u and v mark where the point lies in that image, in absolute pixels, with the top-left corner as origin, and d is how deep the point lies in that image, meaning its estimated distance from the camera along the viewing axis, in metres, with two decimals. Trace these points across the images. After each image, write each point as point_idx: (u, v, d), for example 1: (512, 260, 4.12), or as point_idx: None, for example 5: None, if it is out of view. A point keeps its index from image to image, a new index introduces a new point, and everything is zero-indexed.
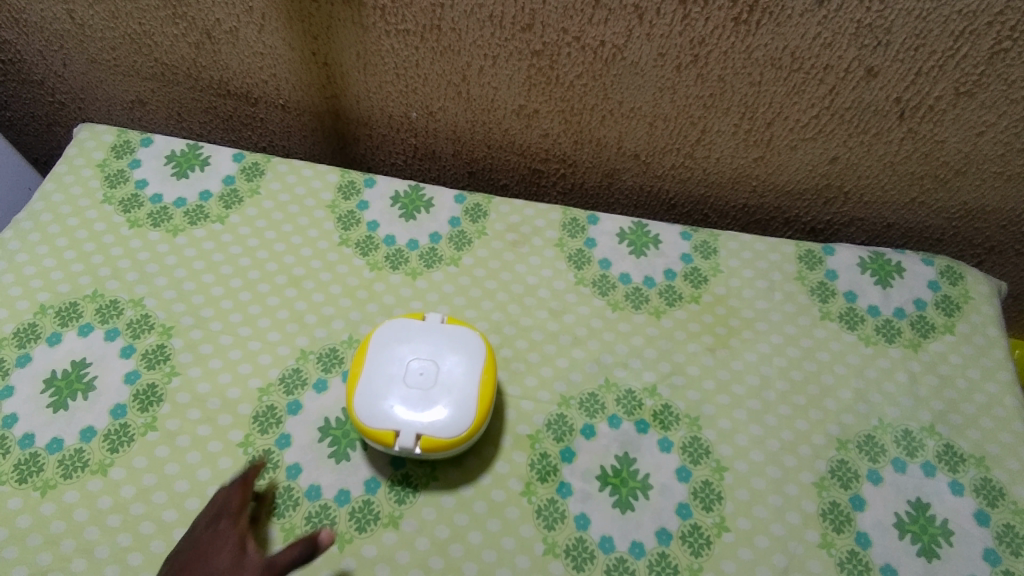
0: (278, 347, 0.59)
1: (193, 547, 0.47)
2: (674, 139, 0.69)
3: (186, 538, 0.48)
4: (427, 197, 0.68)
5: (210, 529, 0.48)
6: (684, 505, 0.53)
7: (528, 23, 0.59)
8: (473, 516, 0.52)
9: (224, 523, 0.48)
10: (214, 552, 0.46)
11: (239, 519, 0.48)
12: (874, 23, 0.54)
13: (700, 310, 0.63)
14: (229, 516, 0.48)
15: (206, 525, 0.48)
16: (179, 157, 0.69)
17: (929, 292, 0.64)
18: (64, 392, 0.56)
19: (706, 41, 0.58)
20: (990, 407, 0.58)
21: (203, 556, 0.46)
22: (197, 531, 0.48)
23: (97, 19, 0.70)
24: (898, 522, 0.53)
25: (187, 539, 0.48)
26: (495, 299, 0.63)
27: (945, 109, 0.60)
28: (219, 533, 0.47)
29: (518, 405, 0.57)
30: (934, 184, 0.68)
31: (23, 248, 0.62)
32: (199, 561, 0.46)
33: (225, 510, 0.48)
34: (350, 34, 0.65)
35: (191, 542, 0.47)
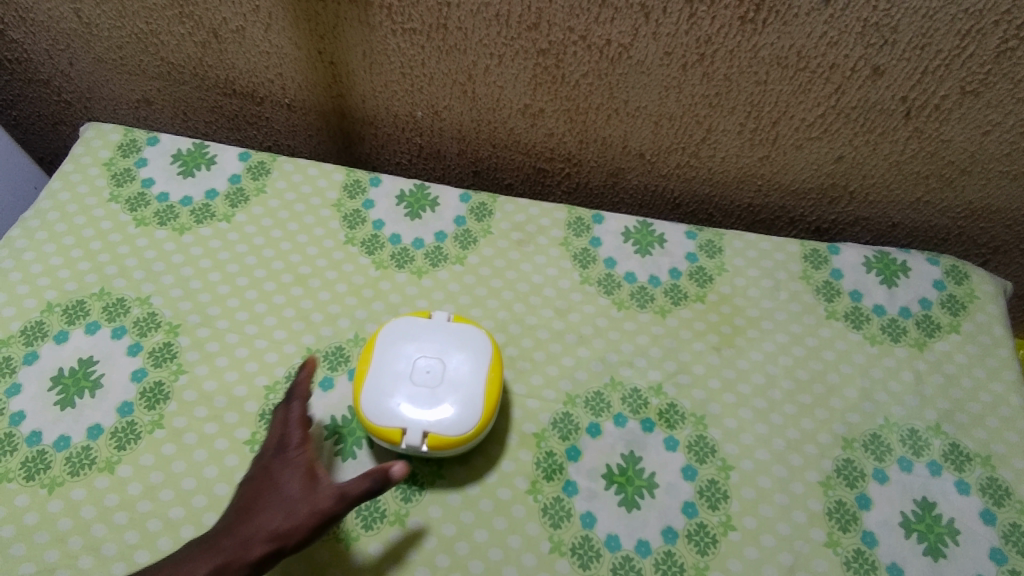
0: (284, 345, 0.59)
1: (264, 473, 0.49)
2: (680, 138, 0.69)
3: (255, 464, 0.50)
4: (432, 196, 0.68)
5: (278, 454, 0.50)
6: (690, 504, 0.53)
7: (534, 21, 0.59)
8: (479, 514, 0.52)
9: (291, 448, 0.50)
10: (286, 476, 0.48)
11: (305, 445, 0.50)
12: (880, 22, 0.54)
13: (705, 309, 0.63)
14: (294, 441, 0.50)
15: (273, 450, 0.50)
16: (185, 156, 0.69)
17: (935, 291, 0.64)
18: (71, 390, 0.56)
19: (712, 40, 0.58)
20: (995, 407, 0.58)
21: (275, 480, 0.48)
22: (267, 457, 0.50)
23: (104, 19, 0.70)
24: (904, 521, 0.53)
25: (258, 464, 0.50)
26: (500, 297, 0.63)
27: (951, 108, 0.60)
28: (287, 457, 0.49)
29: (524, 403, 0.57)
30: (939, 183, 0.68)
31: (31, 246, 0.63)
32: (272, 486, 0.48)
33: (289, 436, 0.50)
34: (357, 33, 0.65)
35: (262, 467, 0.49)
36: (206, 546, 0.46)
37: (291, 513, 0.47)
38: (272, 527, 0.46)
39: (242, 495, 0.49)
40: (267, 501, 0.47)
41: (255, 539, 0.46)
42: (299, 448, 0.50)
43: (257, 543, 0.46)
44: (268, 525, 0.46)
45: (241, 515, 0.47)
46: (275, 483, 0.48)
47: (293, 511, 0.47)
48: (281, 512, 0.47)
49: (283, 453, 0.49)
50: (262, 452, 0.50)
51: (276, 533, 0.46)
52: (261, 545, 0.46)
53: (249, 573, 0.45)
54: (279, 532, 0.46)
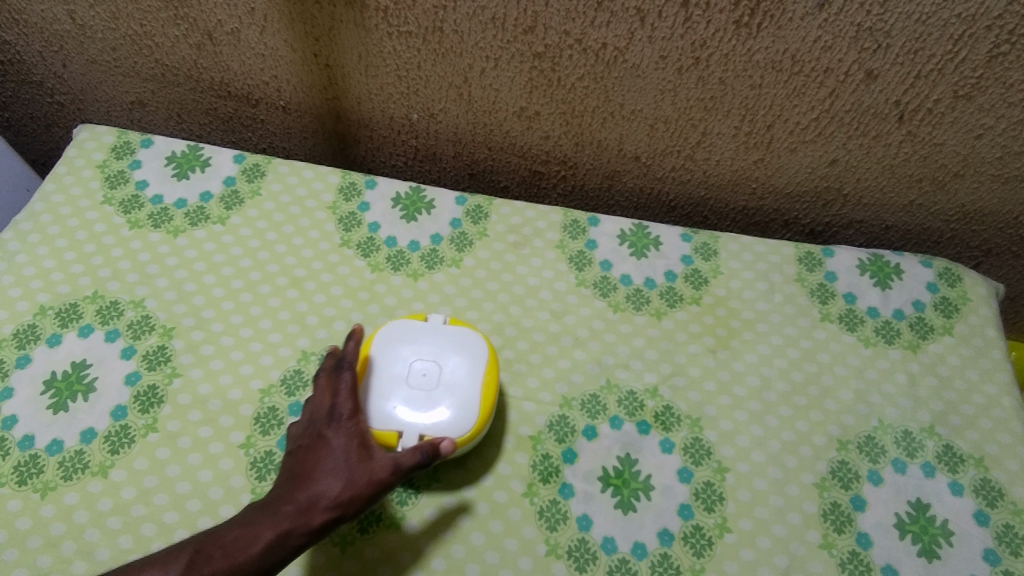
0: (279, 348, 0.59)
1: (318, 442, 0.49)
2: (675, 141, 0.69)
3: (308, 432, 0.50)
4: (428, 199, 0.68)
5: (331, 423, 0.49)
6: (686, 506, 0.53)
7: (530, 25, 0.60)
8: (475, 517, 0.52)
9: (344, 416, 0.50)
10: (341, 445, 0.48)
11: (357, 413, 0.50)
12: (874, 26, 0.54)
13: (701, 311, 0.63)
14: (346, 409, 0.50)
15: (326, 419, 0.50)
16: (180, 158, 0.69)
17: (928, 294, 0.64)
18: (64, 394, 0.56)
19: (707, 44, 0.58)
20: (988, 408, 0.59)
21: (330, 449, 0.48)
22: (320, 425, 0.50)
23: (98, 20, 0.70)
24: (899, 523, 0.53)
25: (310, 432, 0.50)
26: (496, 300, 0.63)
27: (944, 112, 0.60)
28: (341, 426, 0.49)
29: (520, 406, 0.57)
30: (932, 186, 0.68)
31: (23, 249, 0.62)
32: (327, 455, 0.48)
33: (340, 404, 0.50)
34: (352, 35, 0.65)
35: (315, 435, 0.50)
36: (265, 512, 0.46)
37: (349, 481, 0.47)
38: (331, 494, 0.46)
39: (297, 462, 0.49)
40: (324, 470, 0.48)
41: (315, 507, 0.46)
42: (352, 417, 0.50)
43: (316, 511, 0.46)
44: (326, 493, 0.46)
45: (300, 483, 0.47)
46: (330, 452, 0.48)
47: (351, 479, 0.47)
48: (339, 480, 0.47)
49: (336, 421, 0.49)
50: (313, 420, 0.50)
51: (335, 500, 0.46)
52: (321, 512, 0.46)
53: (311, 540, 0.46)
54: (338, 500, 0.46)
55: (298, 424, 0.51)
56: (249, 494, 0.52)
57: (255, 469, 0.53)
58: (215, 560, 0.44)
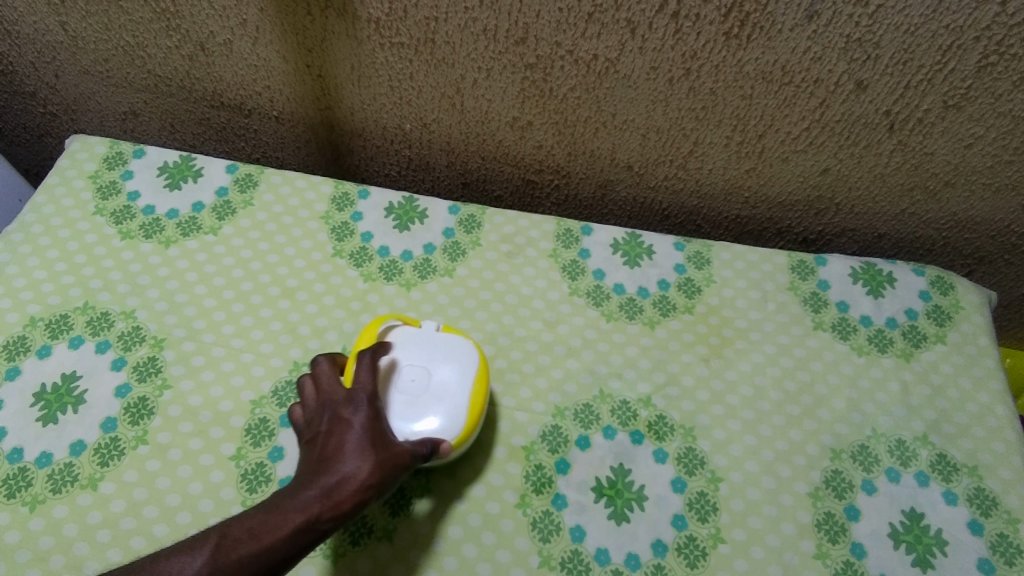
0: (271, 359, 0.59)
1: (338, 425, 0.48)
2: (667, 151, 0.69)
3: (326, 417, 0.49)
4: (421, 208, 0.68)
5: (350, 407, 0.49)
6: (680, 516, 0.53)
7: (521, 36, 0.60)
8: (468, 528, 0.52)
9: (363, 399, 0.49)
10: (363, 427, 0.48)
11: (376, 394, 0.50)
12: (863, 38, 0.54)
13: (694, 320, 0.63)
14: (365, 393, 0.49)
15: (345, 403, 0.49)
16: (172, 168, 0.68)
17: (920, 302, 0.64)
18: (54, 406, 0.55)
19: (697, 56, 0.58)
20: (982, 417, 0.59)
21: (351, 431, 0.48)
22: (338, 410, 0.49)
23: (90, 31, 0.70)
24: (893, 532, 0.53)
25: (328, 418, 0.49)
26: (489, 309, 0.63)
27: (934, 122, 0.61)
28: (362, 409, 0.49)
29: (513, 416, 0.57)
30: (924, 195, 0.68)
31: (14, 260, 0.62)
32: (350, 437, 0.47)
33: (360, 387, 0.50)
34: (344, 46, 0.65)
35: (334, 420, 0.49)
36: (291, 497, 0.45)
37: (377, 462, 0.46)
38: (358, 476, 0.45)
39: (319, 448, 0.48)
40: (346, 452, 0.47)
41: (340, 490, 0.45)
42: (372, 399, 0.49)
43: (344, 493, 0.45)
44: (353, 475, 0.45)
45: (323, 466, 0.46)
46: (352, 434, 0.47)
47: (377, 461, 0.46)
48: (363, 461, 0.46)
49: (356, 404, 0.49)
50: (331, 405, 0.50)
51: (363, 482, 0.45)
52: (349, 495, 0.45)
53: (336, 524, 0.45)
54: (366, 482, 0.45)
55: (311, 410, 0.51)
56: (239, 507, 0.52)
57: (246, 481, 0.53)
58: (241, 543, 0.43)
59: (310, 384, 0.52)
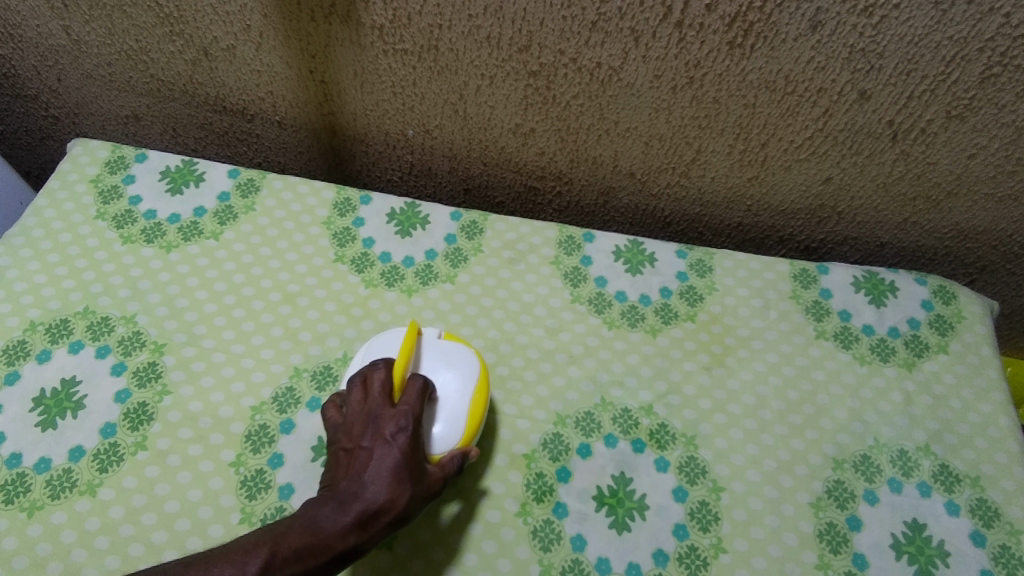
0: (271, 364, 0.59)
1: (380, 445, 0.48)
2: (670, 158, 0.69)
3: (369, 431, 0.49)
4: (423, 214, 0.68)
5: (395, 429, 0.48)
6: (681, 526, 0.53)
7: (525, 44, 0.60)
8: (468, 537, 0.52)
9: (409, 423, 0.49)
10: (405, 455, 0.48)
11: (420, 418, 0.50)
12: (866, 48, 0.54)
13: (696, 328, 0.63)
14: (412, 419, 0.49)
15: (391, 423, 0.49)
16: (174, 173, 0.68)
17: (922, 311, 0.64)
18: (53, 411, 0.55)
19: (701, 64, 0.58)
20: (984, 427, 0.59)
21: (393, 458, 0.47)
22: (382, 428, 0.49)
23: (94, 36, 0.70)
24: (895, 543, 0.53)
25: (371, 434, 0.49)
26: (490, 316, 0.63)
27: (936, 132, 0.61)
28: (405, 434, 0.48)
29: (514, 424, 0.57)
30: (926, 205, 0.68)
31: (15, 264, 0.62)
32: (392, 463, 0.47)
33: (408, 411, 0.49)
34: (347, 53, 0.65)
35: (377, 438, 0.48)
36: (329, 520, 0.44)
37: (414, 494, 0.47)
38: (395, 507, 0.46)
39: (356, 465, 0.47)
40: (386, 480, 0.46)
41: (377, 520, 0.45)
42: (416, 424, 0.49)
43: (380, 523, 0.45)
44: (391, 505, 0.46)
45: (361, 490, 0.46)
46: (393, 460, 0.47)
47: (415, 493, 0.47)
48: (402, 494, 0.46)
49: (401, 429, 0.48)
50: (375, 419, 0.49)
51: (399, 514, 0.46)
52: (384, 526, 0.46)
53: (366, 549, 0.46)
54: (402, 513, 0.46)
55: (353, 417, 0.50)
56: (239, 514, 0.52)
57: (245, 488, 0.53)
58: (287, 566, 0.42)
59: (359, 388, 0.51)
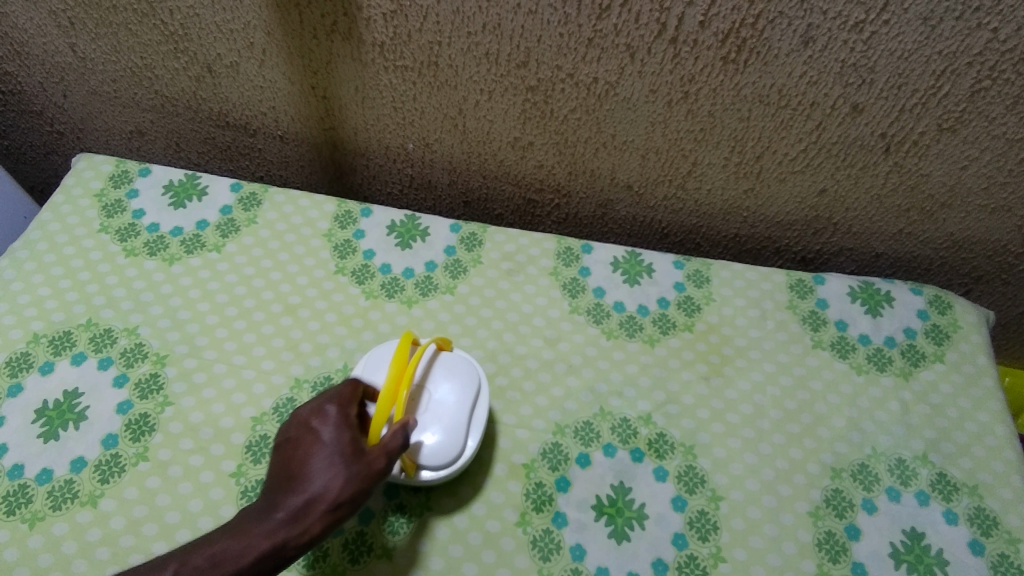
0: (272, 376, 0.59)
1: (307, 437, 0.47)
2: (667, 171, 0.70)
3: (296, 426, 0.49)
4: (423, 226, 0.69)
5: (320, 419, 0.48)
6: (681, 535, 0.53)
7: (523, 60, 0.61)
8: (468, 547, 0.52)
9: (332, 410, 0.49)
10: (332, 439, 0.47)
11: (346, 404, 0.49)
12: (858, 63, 0.55)
13: (693, 338, 0.64)
14: (334, 404, 0.49)
15: (315, 413, 0.49)
16: (177, 187, 0.69)
17: (919, 321, 0.65)
18: (55, 422, 0.55)
19: (695, 79, 0.59)
20: (981, 436, 0.59)
21: (320, 445, 0.46)
22: (308, 419, 0.48)
23: (99, 53, 0.71)
24: (894, 552, 0.53)
25: (298, 428, 0.48)
26: (490, 327, 0.63)
27: (929, 145, 0.61)
28: (330, 420, 0.48)
29: (513, 434, 0.57)
30: (921, 216, 0.69)
31: (19, 277, 0.62)
32: (320, 451, 0.46)
33: (330, 398, 0.49)
34: (349, 69, 0.66)
35: (304, 431, 0.48)
36: (260, 520, 0.44)
37: (347, 477, 0.45)
38: (328, 494, 0.44)
39: (288, 462, 0.47)
40: (315, 468, 0.45)
41: (310, 510, 0.44)
42: (341, 408, 0.49)
43: (315, 514, 0.44)
44: (323, 493, 0.44)
45: (292, 485, 0.45)
46: (321, 448, 0.46)
47: (348, 476, 0.45)
48: (332, 478, 0.45)
49: (324, 416, 0.48)
50: (303, 414, 0.49)
51: (333, 500, 0.44)
52: (320, 516, 0.44)
53: (309, 544, 0.44)
54: (337, 499, 0.44)
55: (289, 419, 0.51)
56: None
57: (246, 498, 0.53)
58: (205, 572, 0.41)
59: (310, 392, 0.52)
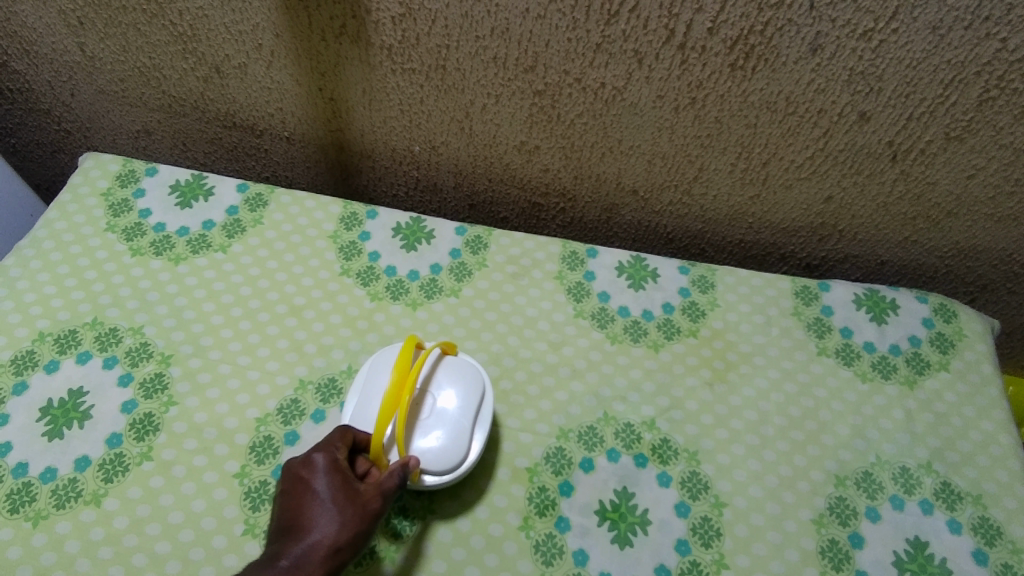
0: (277, 377, 0.59)
1: (298, 487, 0.48)
2: (672, 176, 0.70)
3: (287, 477, 0.49)
4: (428, 229, 0.69)
5: (309, 467, 0.49)
6: (684, 542, 0.53)
7: (530, 64, 0.61)
8: (470, 550, 0.52)
9: (320, 457, 0.49)
10: (325, 488, 0.48)
11: (335, 446, 0.50)
12: (866, 71, 0.55)
13: (698, 344, 0.64)
14: (322, 450, 0.50)
15: (303, 462, 0.49)
16: (183, 187, 0.69)
17: (924, 329, 0.65)
18: (60, 421, 0.55)
19: (703, 85, 0.60)
20: (986, 445, 0.59)
21: (315, 494, 0.48)
22: (297, 469, 0.49)
23: (108, 53, 0.71)
24: (897, 560, 0.53)
25: (289, 478, 0.49)
26: (495, 330, 0.63)
27: (936, 153, 0.61)
28: (319, 468, 0.49)
29: (517, 437, 0.57)
30: (926, 224, 0.69)
31: (25, 275, 0.63)
32: (313, 500, 0.48)
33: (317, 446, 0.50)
34: (357, 71, 0.66)
35: (295, 481, 0.49)
36: (260, 569, 0.45)
37: (343, 523, 0.47)
38: (326, 540, 0.46)
39: (284, 513, 0.48)
40: (313, 517, 0.47)
41: (311, 559, 0.45)
42: (330, 453, 0.50)
43: (316, 561, 0.45)
44: (321, 541, 0.46)
45: (290, 536, 0.46)
46: (316, 497, 0.48)
47: (343, 521, 0.47)
48: (331, 525, 0.46)
49: (313, 464, 0.49)
50: (292, 464, 0.50)
51: (331, 545, 0.46)
52: (320, 562, 0.45)
53: None
54: (335, 544, 0.46)
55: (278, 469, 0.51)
56: (242, 525, 0.52)
57: (249, 499, 0.53)
58: None
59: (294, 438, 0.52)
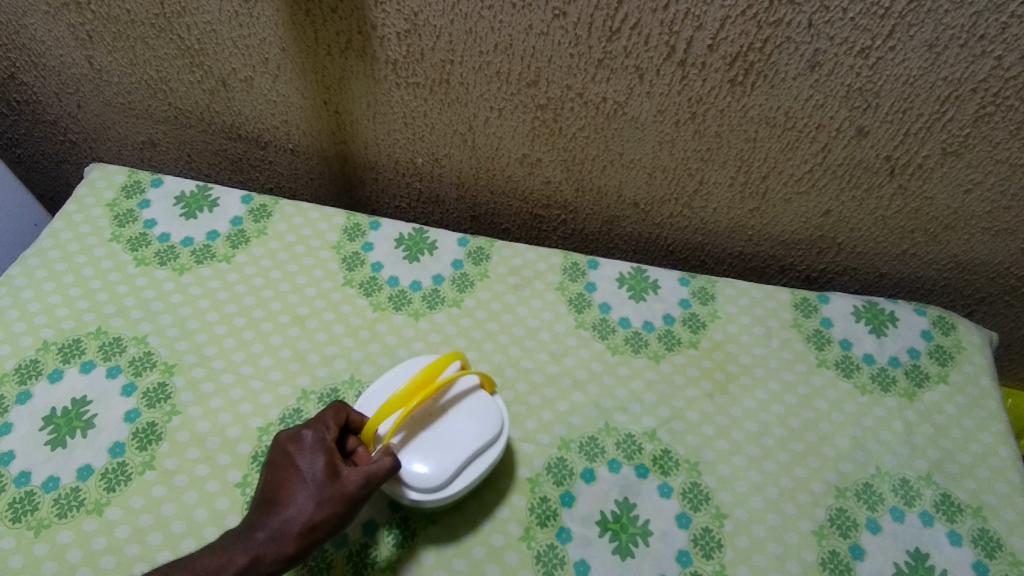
0: (279, 386, 0.59)
1: (283, 461, 0.50)
2: (673, 189, 0.71)
3: (276, 450, 0.51)
4: (430, 240, 0.70)
5: (298, 443, 0.51)
6: (685, 553, 0.53)
7: (533, 79, 0.62)
8: (472, 561, 0.52)
9: (309, 435, 0.51)
10: (309, 466, 0.49)
11: (326, 426, 0.51)
12: (863, 87, 0.56)
13: (698, 355, 0.64)
14: (313, 428, 0.51)
15: (293, 439, 0.51)
16: (188, 198, 0.70)
17: (923, 341, 0.65)
18: (63, 430, 0.56)
19: (703, 100, 0.60)
20: (985, 457, 0.59)
21: (298, 471, 0.49)
22: (286, 444, 0.51)
23: (115, 65, 0.72)
24: (898, 572, 0.53)
25: (277, 452, 0.51)
26: (496, 340, 0.64)
27: (933, 168, 0.62)
28: (308, 445, 0.50)
29: (519, 448, 0.57)
30: (924, 237, 0.70)
31: (30, 284, 0.63)
32: (296, 476, 0.49)
33: (310, 423, 0.52)
34: (361, 85, 0.67)
35: (282, 455, 0.50)
36: (239, 539, 0.47)
37: (320, 502, 0.48)
38: (301, 517, 0.47)
39: (266, 484, 0.50)
40: (294, 493, 0.48)
41: (286, 533, 0.47)
42: (320, 433, 0.51)
43: (290, 536, 0.47)
44: (297, 517, 0.47)
45: (269, 508, 0.48)
46: (299, 473, 0.49)
47: (320, 500, 0.48)
48: (309, 503, 0.48)
49: (302, 441, 0.51)
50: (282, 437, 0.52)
51: (306, 522, 0.47)
52: (293, 536, 0.47)
53: (286, 565, 0.47)
54: (309, 521, 0.47)
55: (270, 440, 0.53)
56: None
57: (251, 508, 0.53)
58: None
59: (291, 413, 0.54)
